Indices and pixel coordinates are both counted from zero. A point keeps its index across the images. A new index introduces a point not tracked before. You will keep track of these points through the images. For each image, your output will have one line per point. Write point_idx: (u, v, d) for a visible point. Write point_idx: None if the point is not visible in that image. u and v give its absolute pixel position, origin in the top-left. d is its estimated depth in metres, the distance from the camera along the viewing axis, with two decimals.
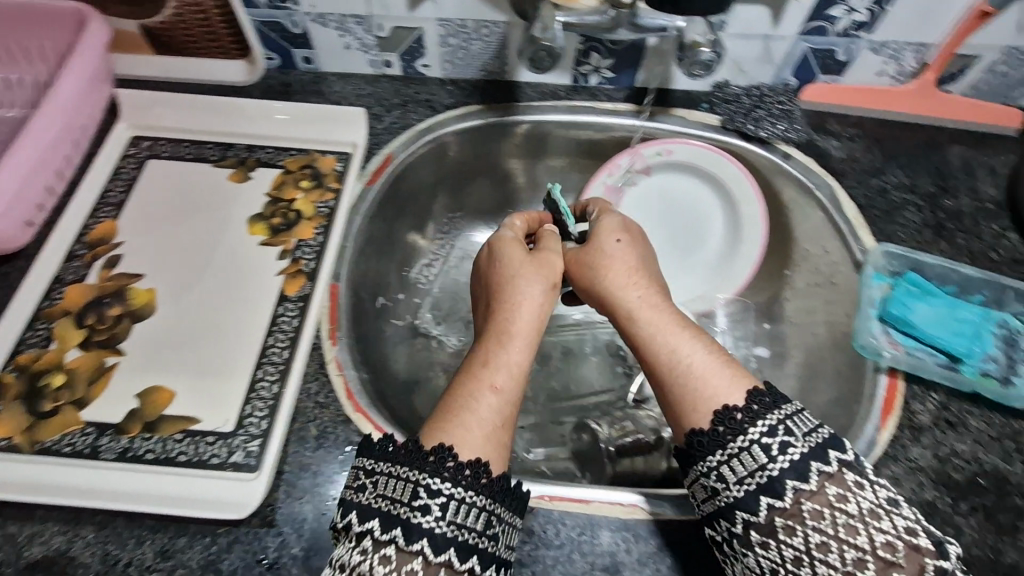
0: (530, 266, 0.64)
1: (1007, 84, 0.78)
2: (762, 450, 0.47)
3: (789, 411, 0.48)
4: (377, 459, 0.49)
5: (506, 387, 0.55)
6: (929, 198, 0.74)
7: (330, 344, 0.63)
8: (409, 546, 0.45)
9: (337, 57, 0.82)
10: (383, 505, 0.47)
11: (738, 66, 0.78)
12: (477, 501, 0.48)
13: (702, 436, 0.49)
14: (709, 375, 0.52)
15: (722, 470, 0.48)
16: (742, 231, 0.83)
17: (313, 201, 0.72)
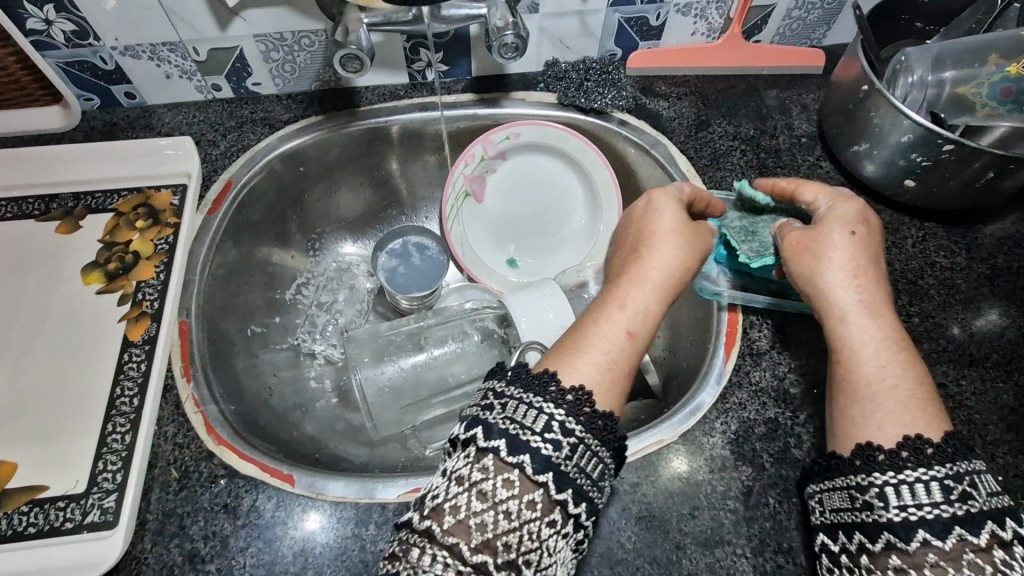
0: (683, 233, 0.61)
1: (805, 27, 0.84)
2: (952, 490, 0.42)
3: (975, 466, 0.43)
4: (514, 387, 0.47)
5: (626, 333, 0.54)
6: (751, 141, 0.80)
7: (185, 382, 0.61)
8: (534, 476, 0.43)
9: (160, 88, 0.79)
10: (511, 427, 0.45)
11: (561, 43, 0.81)
12: (597, 450, 0.46)
13: (867, 456, 0.46)
14: (903, 400, 0.47)
15: (883, 492, 0.43)
16: (600, 200, 0.88)
17: (150, 239, 0.69)
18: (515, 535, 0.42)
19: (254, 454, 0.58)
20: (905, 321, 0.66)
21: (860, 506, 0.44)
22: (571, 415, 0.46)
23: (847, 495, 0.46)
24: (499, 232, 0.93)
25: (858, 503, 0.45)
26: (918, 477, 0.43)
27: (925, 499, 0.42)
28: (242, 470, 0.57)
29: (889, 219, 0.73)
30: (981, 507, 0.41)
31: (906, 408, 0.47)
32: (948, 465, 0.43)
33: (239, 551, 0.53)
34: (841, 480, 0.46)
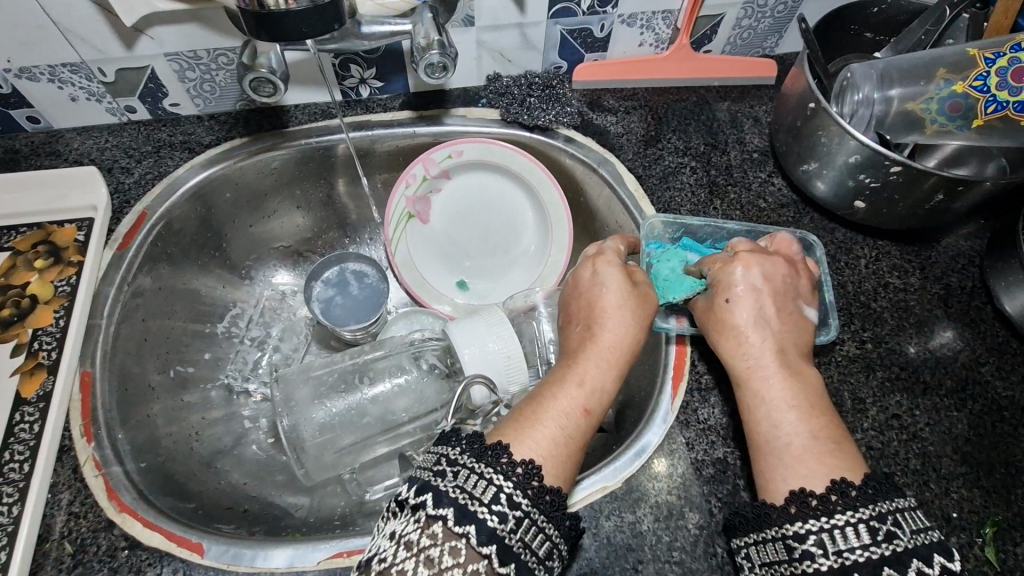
0: (636, 307, 0.57)
1: (756, 36, 0.81)
2: (877, 530, 0.41)
3: (896, 504, 0.43)
4: (472, 455, 0.44)
5: (588, 412, 0.51)
6: (702, 157, 0.77)
7: (86, 442, 0.56)
8: (481, 548, 0.40)
9: (66, 111, 0.73)
10: (458, 495, 0.42)
11: (503, 56, 0.77)
12: (546, 527, 0.43)
13: (800, 502, 0.44)
14: (817, 441, 0.47)
15: (817, 539, 0.42)
16: (550, 219, 0.84)
17: (50, 281, 0.64)
18: None
19: (159, 520, 0.53)
20: (857, 347, 0.64)
21: (796, 557, 0.43)
22: (520, 488, 0.43)
23: (781, 545, 0.44)
24: (447, 255, 0.87)
25: (792, 553, 0.43)
26: (848, 520, 0.42)
27: (855, 541, 0.41)
28: (145, 540, 0.52)
29: (841, 238, 0.71)
30: (905, 545, 0.41)
31: (823, 449, 0.46)
32: (872, 506, 0.42)
33: None
34: (773, 530, 0.44)
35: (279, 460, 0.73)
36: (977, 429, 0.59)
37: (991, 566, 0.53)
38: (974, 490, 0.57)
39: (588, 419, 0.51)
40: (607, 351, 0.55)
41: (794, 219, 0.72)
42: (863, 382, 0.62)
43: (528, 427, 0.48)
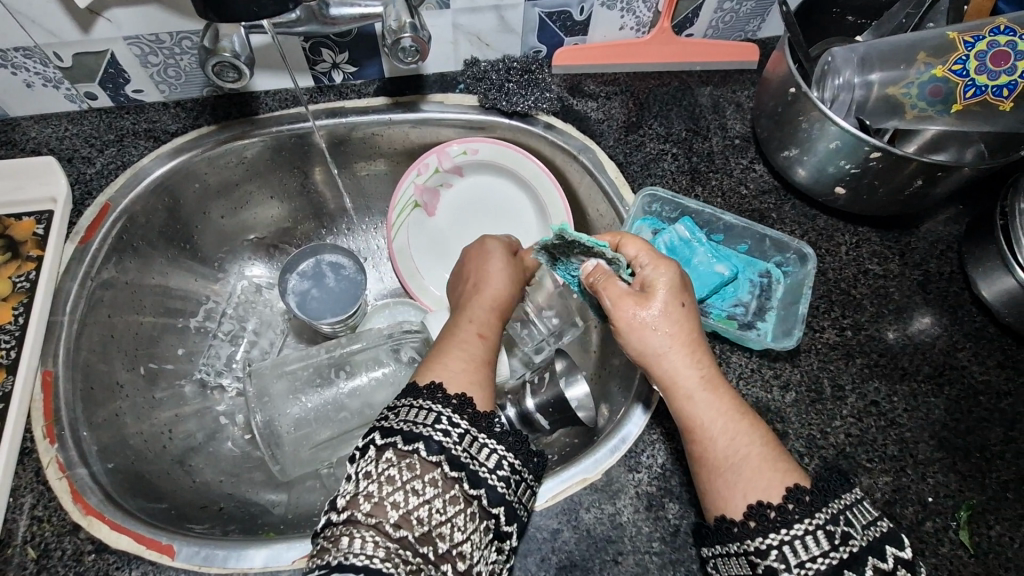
0: (508, 264, 0.66)
1: (738, 20, 0.80)
2: (833, 534, 0.42)
3: (846, 500, 0.43)
4: (408, 394, 0.48)
5: (490, 344, 0.57)
6: (684, 143, 0.76)
7: (48, 443, 0.54)
8: (431, 458, 0.43)
9: (22, 98, 0.69)
10: (405, 425, 0.45)
11: (480, 40, 0.75)
12: (489, 441, 0.46)
13: (760, 515, 0.43)
14: (761, 451, 0.46)
15: (780, 553, 0.42)
16: (547, 211, 0.81)
17: (8, 276, 0.61)
18: (424, 513, 0.42)
19: (128, 522, 0.51)
20: (838, 335, 0.64)
21: (762, 572, 0.43)
22: (458, 412, 0.47)
23: (745, 559, 0.44)
24: (446, 252, 0.85)
25: (757, 569, 0.43)
26: (806, 528, 0.42)
27: (816, 549, 0.41)
28: (112, 543, 0.50)
29: (822, 225, 0.70)
30: (861, 543, 0.42)
31: (771, 458, 0.46)
32: (826, 509, 0.43)
33: None
34: (735, 545, 0.44)
35: (256, 456, 0.71)
36: (953, 414, 0.60)
37: (965, 549, 0.54)
38: (950, 475, 0.57)
39: (492, 350, 0.56)
40: (495, 296, 0.62)
41: (775, 205, 0.72)
42: (843, 369, 0.62)
43: (458, 358, 0.53)
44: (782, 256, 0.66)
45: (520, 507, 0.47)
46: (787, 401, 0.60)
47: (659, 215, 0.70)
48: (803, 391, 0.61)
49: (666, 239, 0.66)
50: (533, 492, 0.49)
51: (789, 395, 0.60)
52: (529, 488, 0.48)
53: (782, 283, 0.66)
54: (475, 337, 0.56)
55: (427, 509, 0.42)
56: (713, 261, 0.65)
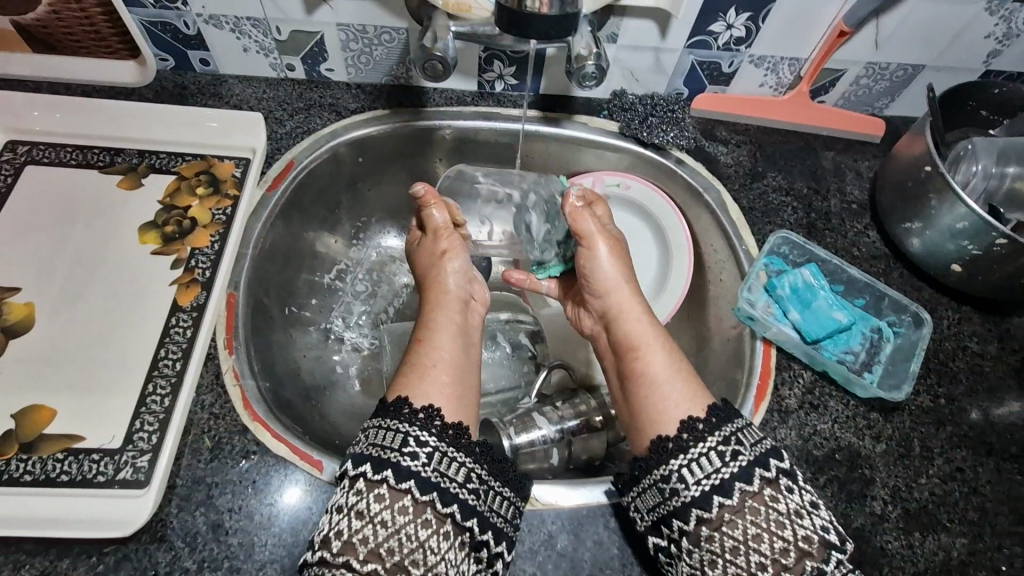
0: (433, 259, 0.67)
1: (869, 96, 0.86)
2: (723, 453, 0.52)
3: (737, 425, 0.54)
4: (377, 416, 0.52)
5: (436, 343, 0.60)
6: (804, 199, 0.82)
7: (227, 353, 0.62)
8: (400, 486, 0.48)
9: (235, 60, 0.79)
10: (374, 451, 0.49)
11: (632, 76, 0.83)
12: (456, 455, 0.50)
13: (660, 447, 0.54)
14: (680, 382, 0.58)
15: (681, 475, 0.52)
16: (668, 243, 0.87)
17: (209, 208, 0.71)
18: (394, 540, 0.46)
19: (286, 434, 0.59)
20: (932, 401, 0.67)
21: (668, 495, 0.52)
22: (425, 431, 0.50)
23: (655, 489, 0.53)
24: None
25: (666, 494, 0.52)
26: (704, 450, 0.52)
27: (710, 467, 0.51)
28: (272, 448, 0.58)
29: (927, 297, 0.75)
30: (748, 457, 0.51)
31: (689, 386, 0.58)
32: (717, 433, 0.53)
33: (261, 528, 0.54)
34: (647, 479, 0.53)
35: (367, 406, 0.79)
36: None
37: None
38: None
39: (437, 348, 0.59)
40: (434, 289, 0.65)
41: (884, 271, 0.76)
42: (933, 433, 0.66)
43: (409, 375, 0.56)
44: (896, 317, 0.71)
45: (496, 518, 0.51)
46: (877, 451, 0.64)
47: (784, 257, 0.77)
48: (893, 445, 0.65)
49: (792, 279, 0.72)
50: (509, 501, 0.52)
51: (879, 446, 0.64)
52: (502, 498, 0.51)
53: (892, 342, 0.70)
54: (416, 347, 0.60)
55: (399, 537, 0.46)
56: (832, 308, 0.70)
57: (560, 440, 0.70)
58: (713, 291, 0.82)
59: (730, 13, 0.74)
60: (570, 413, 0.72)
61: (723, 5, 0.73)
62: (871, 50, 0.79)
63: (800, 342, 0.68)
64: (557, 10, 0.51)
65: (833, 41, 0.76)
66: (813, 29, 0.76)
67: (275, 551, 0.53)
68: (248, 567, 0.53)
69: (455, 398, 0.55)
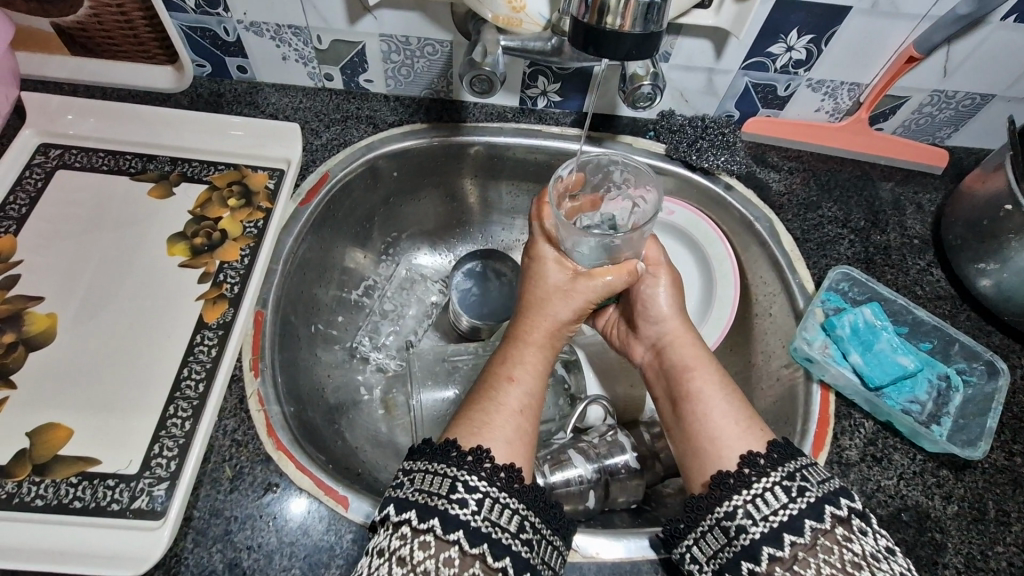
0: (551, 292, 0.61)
1: (933, 124, 0.81)
2: (790, 489, 0.47)
3: (799, 463, 0.49)
4: (420, 459, 0.48)
5: (523, 386, 0.56)
6: (862, 232, 0.77)
7: (253, 376, 0.59)
8: (447, 536, 0.43)
9: (274, 68, 0.77)
10: (421, 497, 0.45)
11: (682, 96, 0.79)
12: (509, 503, 0.46)
13: (722, 483, 0.50)
14: (740, 417, 0.55)
15: (745, 511, 0.47)
16: (713, 273, 0.82)
17: (240, 220, 0.69)
18: None
19: (310, 466, 0.55)
20: (1007, 459, 0.62)
21: (732, 537, 0.47)
22: (476, 474, 0.46)
23: (718, 531, 0.48)
24: None
25: (729, 535, 0.47)
26: (766, 487, 0.48)
27: (775, 504, 0.47)
28: (296, 481, 0.54)
29: (998, 342, 0.69)
30: (815, 495, 0.47)
31: (747, 421, 0.55)
32: (780, 468, 0.49)
33: (281, 570, 0.50)
34: (707, 520, 0.49)
35: (393, 433, 0.75)
36: None
37: None
38: None
39: (521, 390, 0.55)
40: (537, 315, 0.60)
41: (950, 312, 0.71)
42: (1010, 495, 0.60)
43: (472, 415, 0.53)
44: (967, 364, 0.65)
45: (545, 571, 0.46)
46: (948, 513, 0.59)
47: (843, 294, 0.72)
48: (966, 507, 0.59)
49: (852, 318, 0.68)
50: (557, 550, 0.48)
51: (950, 507, 0.59)
52: (552, 549, 0.47)
53: (962, 392, 0.64)
54: (503, 384, 0.55)
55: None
56: (897, 351, 0.65)
57: (597, 481, 0.66)
58: (762, 326, 0.77)
59: (792, 35, 0.70)
60: (608, 452, 0.68)
61: (785, 26, 0.69)
62: (939, 77, 0.75)
63: (861, 388, 0.64)
64: (640, 29, 0.47)
65: (901, 67, 0.72)
66: (879, 53, 0.72)
67: None
68: None
69: (524, 432, 0.52)
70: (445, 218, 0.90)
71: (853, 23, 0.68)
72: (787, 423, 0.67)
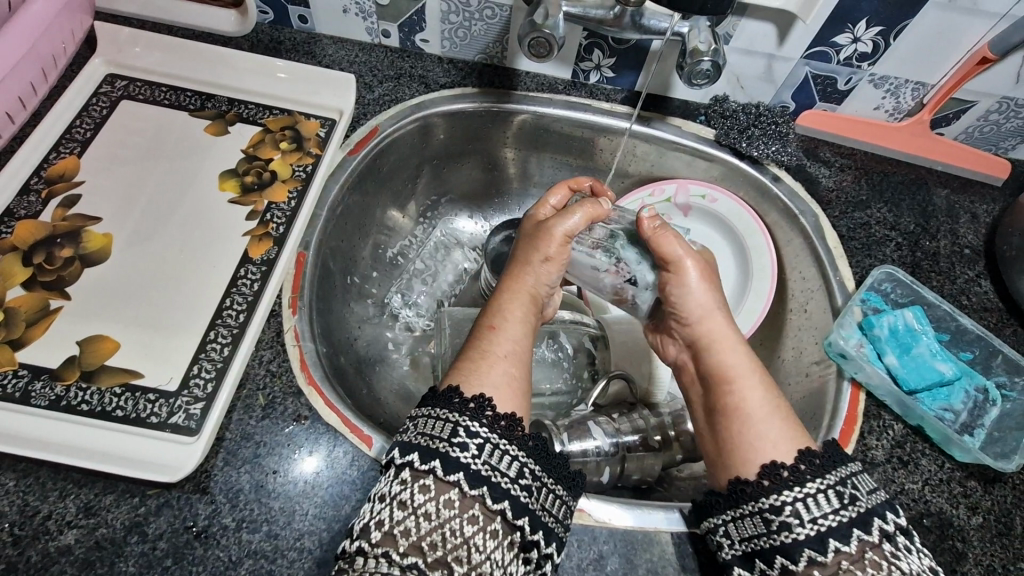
0: (520, 263, 0.61)
1: (997, 134, 0.78)
2: (842, 494, 0.46)
3: (850, 469, 0.48)
4: (423, 404, 0.49)
5: (506, 333, 0.56)
6: (911, 236, 0.75)
7: (291, 313, 0.61)
8: (447, 477, 0.44)
9: (334, 20, 0.77)
10: (422, 441, 0.46)
11: (738, 81, 0.77)
12: (507, 447, 0.46)
13: (773, 474, 0.48)
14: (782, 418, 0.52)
15: (794, 510, 0.46)
16: (750, 265, 0.81)
17: (290, 163, 0.70)
18: (439, 534, 0.43)
19: (338, 403, 0.57)
20: None
21: (774, 529, 0.46)
22: (475, 420, 0.46)
23: (758, 519, 0.47)
24: None
25: (771, 526, 0.46)
26: (818, 488, 0.46)
27: (827, 507, 0.45)
28: (324, 417, 0.56)
29: None
30: (866, 506, 0.45)
31: (782, 413, 0.52)
32: (834, 471, 0.47)
33: (304, 497, 0.52)
34: (750, 506, 0.48)
35: (417, 387, 0.76)
36: None
37: None
38: None
39: (507, 340, 0.55)
40: (518, 281, 0.60)
41: (995, 325, 0.69)
42: None
43: (463, 363, 0.52)
44: (1008, 378, 0.64)
45: (547, 517, 0.46)
46: (972, 523, 0.57)
47: (885, 295, 0.71)
48: (991, 519, 0.58)
49: (892, 320, 0.66)
50: (561, 500, 0.48)
51: (975, 518, 0.58)
52: (555, 496, 0.47)
53: (999, 406, 0.62)
54: (486, 333, 0.55)
55: (443, 532, 0.43)
56: (935, 358, 0.64)
57: (613, 455, 0.66)
58: (795, 321, 0.76)
59: (860, 26, 0.68)
60: (627, 427, 0.68)
61: (854, 15, 0.67)
62: (1010, 83, 0.72)
63: (893, 389, 0.63)
64: None
65: (972, 68, 0.70)
66: (949, 52, 0.70)
67: (314, 523, 0.51)
68: (286, 535, 0.50)
69: (518, 389, 0.52)
70: (487, 186, 0.90)
71: (927, 16, 0.66)
72: (814, 419, 0.66)
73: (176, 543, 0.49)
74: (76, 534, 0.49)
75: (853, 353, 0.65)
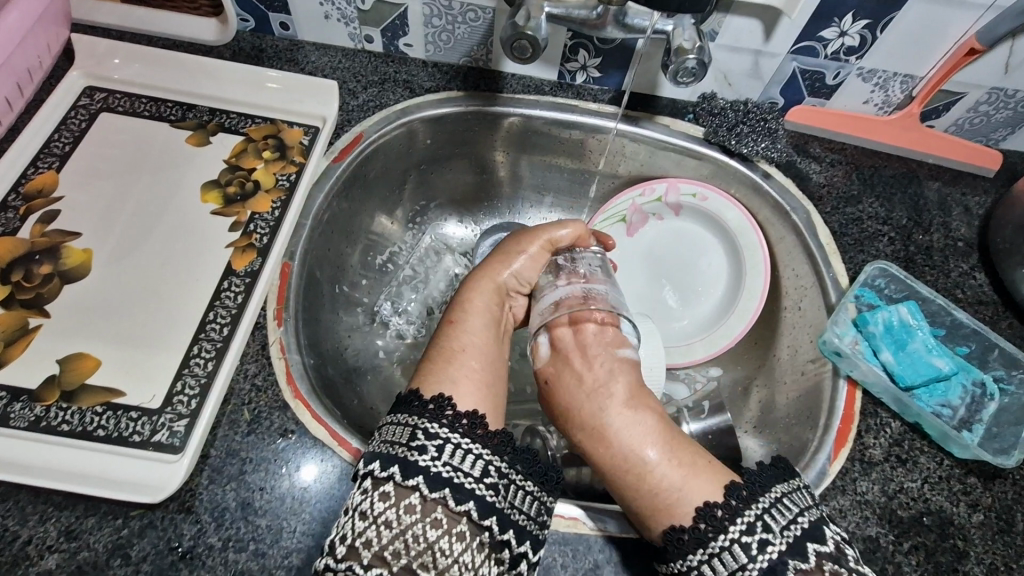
0: (510, 255, 0.61)
1: (988, 125, 0.77)
2: (783, 513, 0.45)
3: (787, 484, 0.47)
4: (391, 414, 0.48)
5: (465, 328, 0.55)
6: (904, 230, 0.74)
7: (276, 325, 0.60)
8: (406, 482, 0.43)
9: (316, 26, 0.76)
10: (385, 448, 0.45)
11: (725, 79, 0.77)
12: (472, 447, 0.45)
13: (705, 517, 0.45)
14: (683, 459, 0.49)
15: (743, 543, 0.44)
16: (743, 264, 0.80)
17: (273, 172, 0.69)
18: (402, 542, 0.42)
19: (326, 416, 0.56)
20: None
21: (729, 571, 0.44)
22: (437, 423, 0.45)
23: (708, 564, 0.44)
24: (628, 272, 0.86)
25: (724, 571, 0.44)
26: (760, 512, 0.45)
27: (774, 532, 0.44)
28: (311, 430, 0.55)
29: None
30: (806, 520, 0.45)
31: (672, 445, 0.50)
32: (768, 493, 0.46)
33: (292, 513, 0.51)
34: (696, 552, 0.45)
35: None
36: None
37: None
38: None
39: (469, 333, 0.54)
40: (489, 275, 0.60)
41: (991, 319, 0.68)
42: None
43: (429, 366, 0.52)
44: (1005, 371, 0.63)
45: (518, 516, 0.45)
46: (972, 521, 0.57)
47: (878, 291, 0.70)
48: (992, 517, 0.57)
49: (886, 316, 0.65)
50: (533, 497, 0.46)
51: (975, 516, 0.57)
52: (526, 494, 0.46)
53: (997, 401, 0.61)
54: (446, 328, 0.55)
55: (405, 539, 0.42)
56: (931, 353, 0.63)
57: None
58: (789, 320, 0.75)
59: (846, 20, 0.67)
60: None
61: (840, 10, 0.66)
62: (1000, 74, 0.71)
63: (889, 385, 0.62)
64: None
65: (959, 60, 0.69)
66: (936, 45, 0.69)
67: (302, 540, 0.50)
68: (273, 553, 0.49)
69: (484, 386, 0.50)
70: (476, 189, 0.89)
71: (913, 9, 0.66)
72: (810, 419, 0.65)
73: (161, 564, 0.48)
74: (57, 558, 0.47)
75: (845, 350, 0.65)
